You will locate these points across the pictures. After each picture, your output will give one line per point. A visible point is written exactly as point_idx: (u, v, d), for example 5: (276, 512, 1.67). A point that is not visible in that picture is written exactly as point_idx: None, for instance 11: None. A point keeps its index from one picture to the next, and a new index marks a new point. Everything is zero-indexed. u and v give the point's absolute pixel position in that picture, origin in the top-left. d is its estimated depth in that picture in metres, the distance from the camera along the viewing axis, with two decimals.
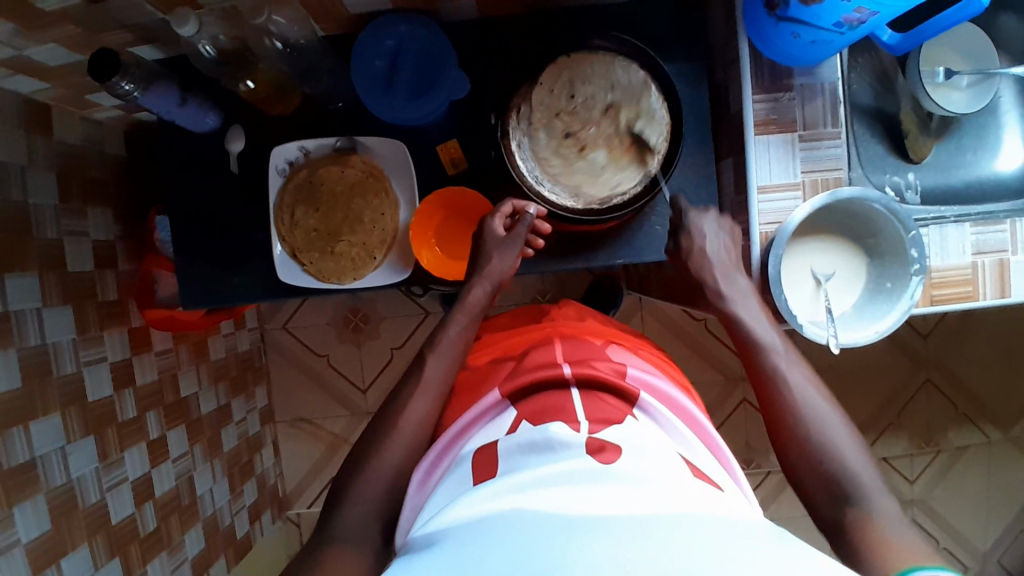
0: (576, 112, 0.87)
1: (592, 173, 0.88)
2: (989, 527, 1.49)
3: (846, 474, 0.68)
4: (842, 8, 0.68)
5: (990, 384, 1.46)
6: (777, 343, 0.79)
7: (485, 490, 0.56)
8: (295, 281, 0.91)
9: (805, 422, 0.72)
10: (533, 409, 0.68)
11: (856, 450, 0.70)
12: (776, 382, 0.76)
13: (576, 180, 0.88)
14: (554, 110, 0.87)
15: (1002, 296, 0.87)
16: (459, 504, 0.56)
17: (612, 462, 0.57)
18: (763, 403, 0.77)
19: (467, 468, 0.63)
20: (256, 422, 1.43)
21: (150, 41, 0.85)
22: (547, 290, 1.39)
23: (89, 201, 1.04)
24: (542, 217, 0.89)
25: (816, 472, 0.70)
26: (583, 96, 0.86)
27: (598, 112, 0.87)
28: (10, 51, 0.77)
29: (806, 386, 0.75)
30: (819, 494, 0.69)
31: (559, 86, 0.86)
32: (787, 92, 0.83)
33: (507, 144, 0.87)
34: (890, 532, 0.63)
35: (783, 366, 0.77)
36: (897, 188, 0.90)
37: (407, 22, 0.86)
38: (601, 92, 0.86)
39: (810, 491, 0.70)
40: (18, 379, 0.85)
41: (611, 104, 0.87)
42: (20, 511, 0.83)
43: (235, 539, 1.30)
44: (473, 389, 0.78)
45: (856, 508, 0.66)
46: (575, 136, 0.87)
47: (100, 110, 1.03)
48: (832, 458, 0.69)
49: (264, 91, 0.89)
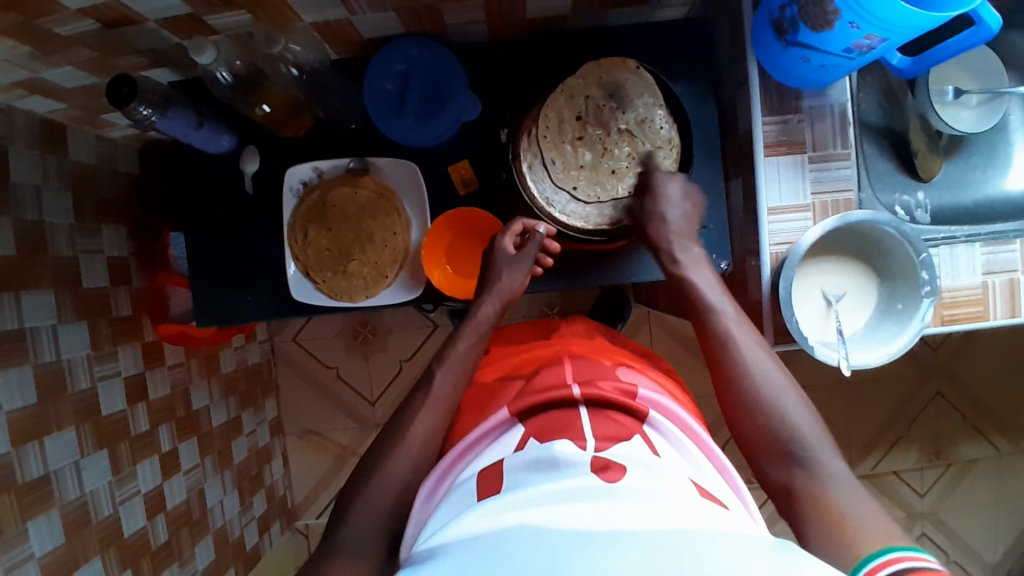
0: (600, 116, 0.87)
1: (586, 175, 0.88)
2: (1000, 542, 1.49)
3: (792, 437, 0.70)
4: (851, 34, 0.69)
5: (1001, 397, 1.46)
6: (725, 306, 0.80)
7: (486, 507, 0.55)
8: (308, 299, 0.92)
9: (752, 377, 0.74)
10: (541, 425, 0.66)
11: (800, 412, 0.72)
12: (726, 345, 0.77)
13: (567, 176, 0.88)
14: (579, 106, 0.87)
15: (1013, 316, 0.87)
16: (461, 520, 0.54)
17: (616, 480, 0.55)
18: (712, 364, 0.78)
19: (470, 486, 0.62)
20: (266, 433, 1.44)
21: (164, 63, 0.87)
22: (555, 303, 1.40)
23: (103, 218, 1.05)
24: (552, 235, 0.90)
25: (763, 434, 0.72)
26: (613, 102, 0.87)
27: (620, 122, 0.87)
28: (27, 74, 0.78)
29: (754, 347, 0.77)
30: (764, 449, 0.72)
31: (582, 95, 0.87)
32: (795, 114, 0.84)
33: (528, 130, 0.89)
34: (833, 491, 0.66)
35: (733, 328, 0.78)
36: (906, 207, 0.90)
37: (417, 45, 0.87)
38: (618, 123, 0.87)
39: (757, 452, 0.72)
40: (32, 396, 0.86)
41: (622, 135, 0.88)
42: (34, 526, 0.84)
43: (244, 550, 1.31)
44: (480, 408, 0.77)
45: (805, 470, 0.69)
46: (586, 139, 0.87)
47: (113, 129, 1.04)
48: (778, 421, 0.72)
49: (278, 114, 0.89)
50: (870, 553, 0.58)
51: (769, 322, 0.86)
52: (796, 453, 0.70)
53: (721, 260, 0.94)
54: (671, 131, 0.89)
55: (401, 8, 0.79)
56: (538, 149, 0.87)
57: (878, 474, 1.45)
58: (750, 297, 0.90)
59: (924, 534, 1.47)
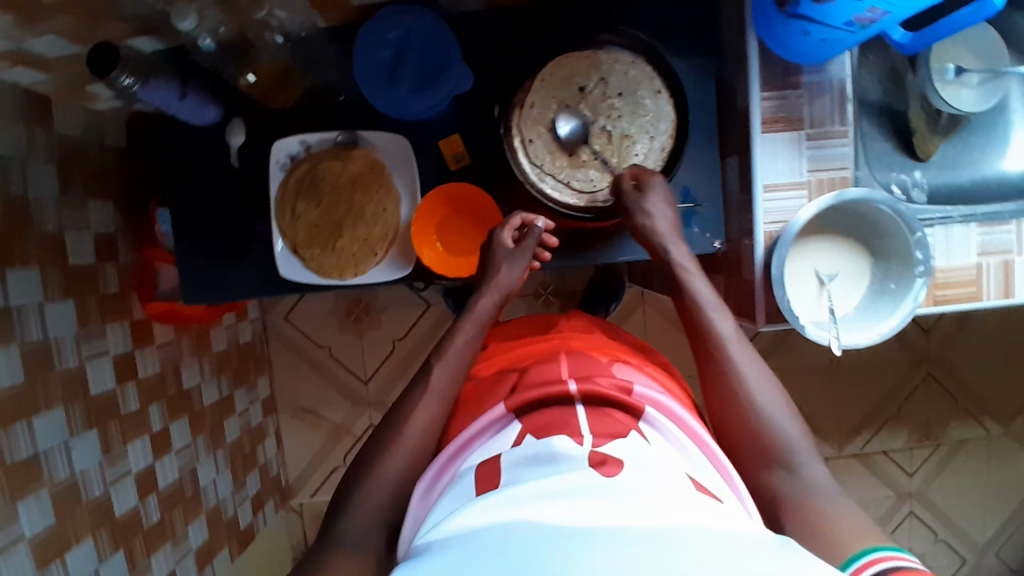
0: (596, 103, 0.86)
1: (555, 148, 0.87)
2: (988, 520, 1.51)
3: (776, 436, 0.70)
4: (854, 7, 0.67)
5: (992, 377, 1.46)
6: (711, 302, 0.80)
7: (483, 503, 0.53)
8: (296, 277, 0.90)
9: (738, 377, 0.74)
10: (535, 423, 0.64)
11: (779, 413, 0.72)
12: (712, 343, 0.77)
13: (537, 143, 0.87)
14: (580, 84, 0.86)
15: (1006, 297, 0.87)
16: (457, 515, 0.53)
17: (614, 475, 0.54)
18: (701, 361, 0.78)
19: (469, 481, 0.60)
20: (258, 413, 1.43)
21: (148, 33, 0.84)
22: (548, 283, 1.38)
23: (89, 193, 1.03)
24: (550, 230, 0.89)
25: (746, 433, 0.71)
26: (613, 95, 0.86)
27: (613, 114, 0.86)
28: (8, 45, 0.76)
29: (741, 350, 0.76)
30: (751, 451, 0.70)
31: (599, 73, 0.86)
32: (794, 89, 0.82)
33: (524, 90, 0.87)
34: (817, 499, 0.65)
35: (718, 324, 0.78)
36: (903, 186, 0.89)
37: (413, 13, 0.85)
38: (606, 123, 0.86)
39: (739, 448, 0.72)
40: (19, 373, 0.85)
41: (605, 131, 0.86)
42: (25, 506, 0.83)
43: (238, 529, 1.31)
44: (478, 400, 0.74)
45: (786, 474, 0.68)
46: (571, 116, 0.86)
47: (99, 101, 1.02)
48: (764, 422, 0.71)
49: (266, 84, 0.88)
50: (853, 552, 0.56)
51: (761, 303, 0.85)
52: (778, 456, 0.69)
53: (714, 239, 0.92)
54: (645, 161, 0.89)
55: None
56: (525, 112, 0.86)
57: (869, 454, 1.46)
58: (744, 278, 0.89)
59: (912, 513, 1.48)
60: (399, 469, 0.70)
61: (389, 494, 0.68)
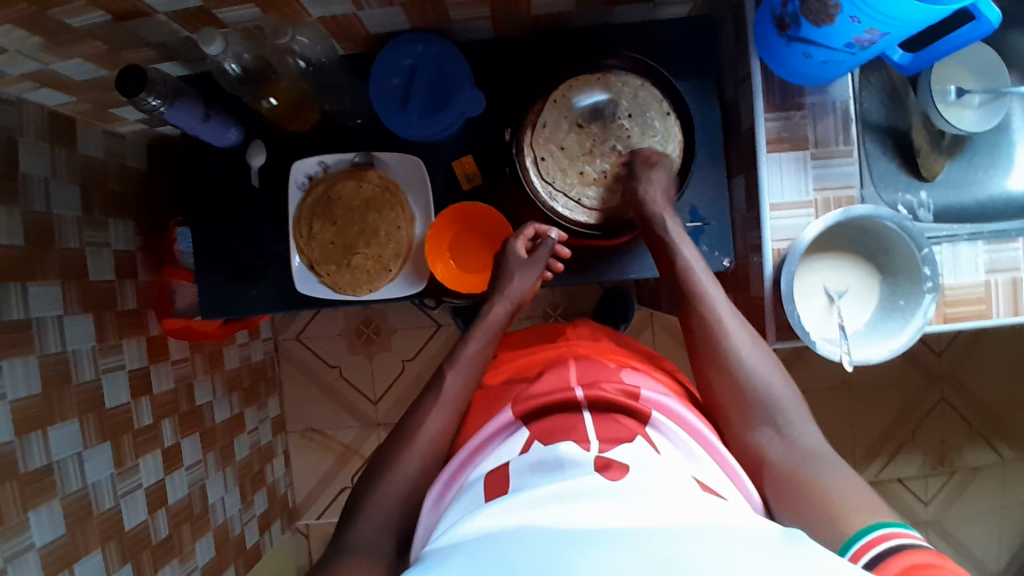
0: (606, 123, 0.89)
1: (567, 165, 0.89)
2: (1006, 550, 1.47)
3: (769, 398, 0.71)
4: (853, 29, 0.69)
5: (1005, 400, 1.45)
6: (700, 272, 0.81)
7: (493, 507, 0.54)
8: (314, 293, 0.93)
9: (729, 343, 0.75)
10: (545, 428, 0.65)
11: (768, 370, 0.73)
12: (701, 306, 0.78)
13: (549, 161, 0.89)
14: (591, 104, 0.89)
15: (1015, 314, 0.87)
16: (468, 520, 0.54)
17: (618, 479, 0.55)
18: (690, 327, 0.79)
19: (478, 488, 0.60)
20: (268, 432, 1.44)
21: (173, 58, 0.88)
22: (557, 303, 1.40)
23: (110, 212, 1.06)
24: (563, 240, 0.91)
25: (739, 399, 0.72)
26: (623, 115, 0.89)
27: (622, 133, 0.89)
28: (38, 66, 0.80)
29: (730, 317, 0.77)
30: (743, 415, 0.71)
31: (609, 94, 0.88)
32: (797, 110, 0.84)
33: (535, 112, 0.89)
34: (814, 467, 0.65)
35: (706, 287, 0.79)
36: (909, 207, 0.90)
37: (424, 42, 0.89)
38: (616, 142, 0.89)
39: (728, 411, 0.72)
40: (37, 385, 0.87)
41: (615, 151, 0.89)
42: (36, 516, 0.84)
43: (244, 548, 1.31)
44: (489, 406, 0.75)
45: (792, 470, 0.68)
46: (582, 137, 0.89)
47: (122, 124, 1.05)
48: (757, 386, 0.72)
49: (285, 108, 0.90)
50: (859, 529, 0.57)
51: (771, 318, 0.86)
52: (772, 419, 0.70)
53: (723, 258, 0.93)
54: None
55: (406, 4, 0.80)
56: (537, 132, 0.89)
57: (883, 480, 1.44)
58: (752, 293, 0.90)
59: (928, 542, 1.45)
60: (408, 477, 0.70)
61: (399, 504, 0.69)
